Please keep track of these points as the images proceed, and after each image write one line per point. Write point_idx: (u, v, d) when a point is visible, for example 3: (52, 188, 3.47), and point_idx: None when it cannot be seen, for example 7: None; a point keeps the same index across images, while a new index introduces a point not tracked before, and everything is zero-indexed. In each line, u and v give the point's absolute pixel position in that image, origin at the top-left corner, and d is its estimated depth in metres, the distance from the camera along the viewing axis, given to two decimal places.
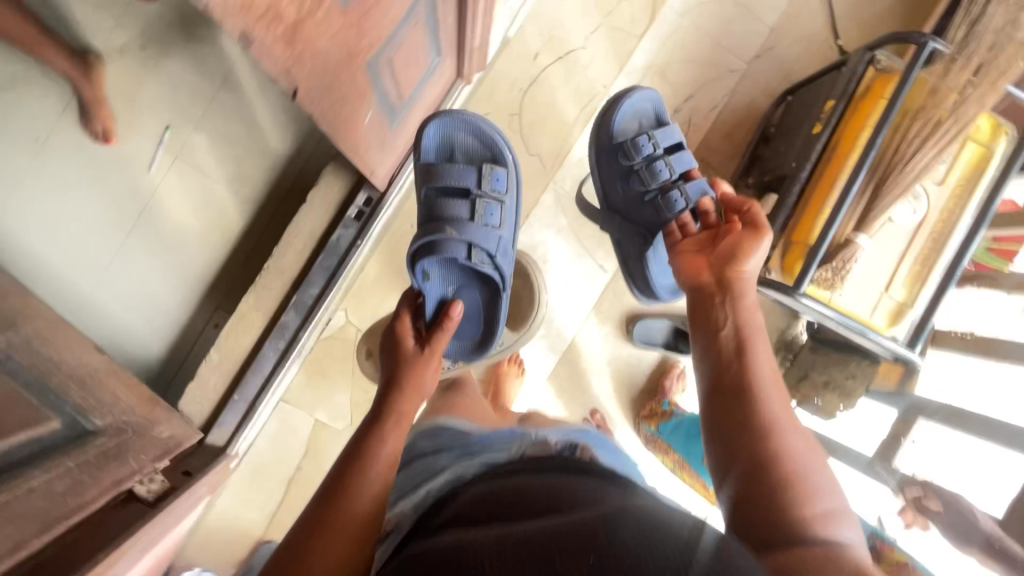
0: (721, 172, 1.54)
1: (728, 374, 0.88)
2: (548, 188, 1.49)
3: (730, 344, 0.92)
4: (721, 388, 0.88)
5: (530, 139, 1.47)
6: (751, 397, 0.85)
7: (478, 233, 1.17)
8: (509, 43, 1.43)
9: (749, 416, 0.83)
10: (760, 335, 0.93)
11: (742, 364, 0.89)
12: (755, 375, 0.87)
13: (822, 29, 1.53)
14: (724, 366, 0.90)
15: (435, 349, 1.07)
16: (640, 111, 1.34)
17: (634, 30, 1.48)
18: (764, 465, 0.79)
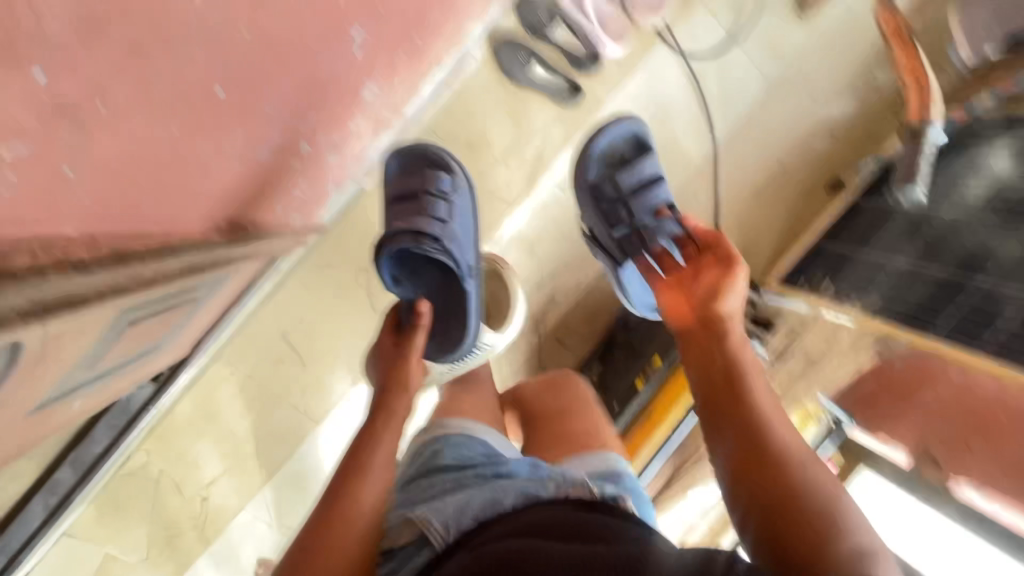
0: (575, 352, 1.49)
1: (775, 476, 0.66)
2: None
3: (756, 425, 0.70)
4: (769, 493, 0.65)
5: (377, 296, 1.37)
6: (809, 494, 0.64)
7: (428, 224, 1.04)
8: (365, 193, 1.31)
9: (818, 527, 0.62)
10: (758, 371, 0.76)
11: (776, 451, 0.67)
12: (789, 465, 0.66)
13: (705, 222, 1.48)
14: (762, 458, 0.67)
15: (414, 348, 0.97)
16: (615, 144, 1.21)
17: (509, 195, 1.37)
18: (791, 498, 0.64)
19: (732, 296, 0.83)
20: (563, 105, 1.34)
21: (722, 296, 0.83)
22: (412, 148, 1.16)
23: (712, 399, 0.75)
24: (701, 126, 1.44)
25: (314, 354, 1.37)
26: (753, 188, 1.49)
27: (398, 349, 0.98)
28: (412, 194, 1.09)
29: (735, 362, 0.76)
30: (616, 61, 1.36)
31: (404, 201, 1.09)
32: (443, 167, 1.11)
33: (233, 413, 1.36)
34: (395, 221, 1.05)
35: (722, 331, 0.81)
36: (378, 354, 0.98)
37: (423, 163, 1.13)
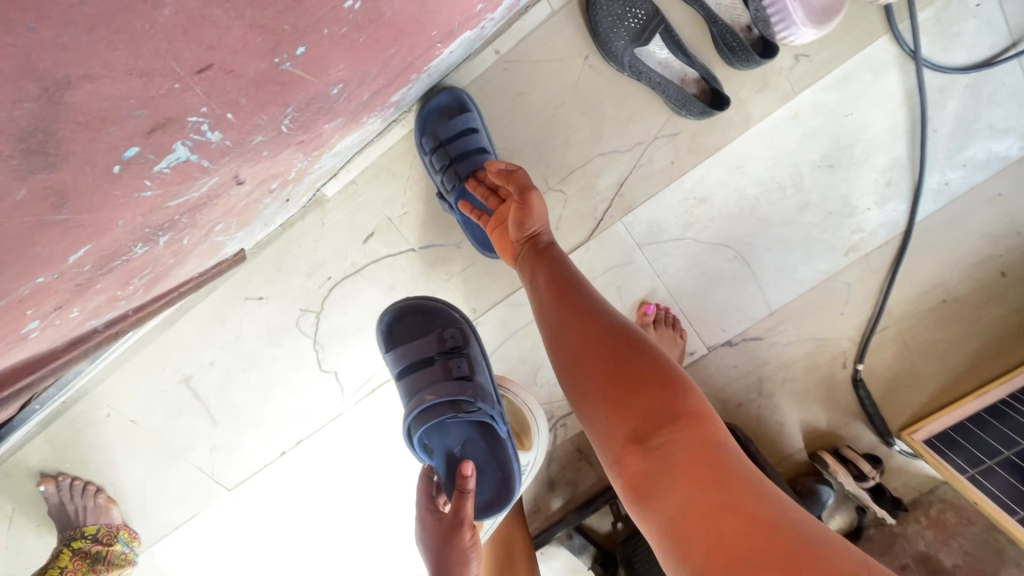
0: (598, 471, 1.03)
1: (586, 328, 0.58)
2: (341, 416, 0.96)
3: (563, 278, 0.63)
4: (580, 333, 0.57)
5: (326, 351, 0.91)
6: (617, 329, 0.57)
7: (454, 386, 0.73)
8: (325, 202, 0.83)
9: (626, 359, 0.54)
10: (570, 285, 0.62)
11: (583, 299, 0.61)
12: (596, 309, 0.60)
13: (847, 335, 0.94)
14: (571, 304, 0.60)
15: (461, 519, 0.66)
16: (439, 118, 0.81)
17: None
18: (622, 408, 0.51)
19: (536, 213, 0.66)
20: (685, 116, 0.80)
21: (525, 220, 0.66)
22: (395, 304, 0.83)
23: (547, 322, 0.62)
24: (905, 190, 0.85)
25: (228, 410, 0.95)
26: (947, 301, 0.93)
27: (445, 522, 0.68)
28: (423, 362, 0.78)
29: (553, 280, 0.63)
30: (796, 56, 0.79)
31: (419, 364, 0.78)
32: (451, 318, 0.82)
33: (110, 462, 0.98)
34: (417, 395, 0.74)
35: (534, 257, 0.67)
36: (421, 535, 0.68)
37: (427, 322, 0.82)
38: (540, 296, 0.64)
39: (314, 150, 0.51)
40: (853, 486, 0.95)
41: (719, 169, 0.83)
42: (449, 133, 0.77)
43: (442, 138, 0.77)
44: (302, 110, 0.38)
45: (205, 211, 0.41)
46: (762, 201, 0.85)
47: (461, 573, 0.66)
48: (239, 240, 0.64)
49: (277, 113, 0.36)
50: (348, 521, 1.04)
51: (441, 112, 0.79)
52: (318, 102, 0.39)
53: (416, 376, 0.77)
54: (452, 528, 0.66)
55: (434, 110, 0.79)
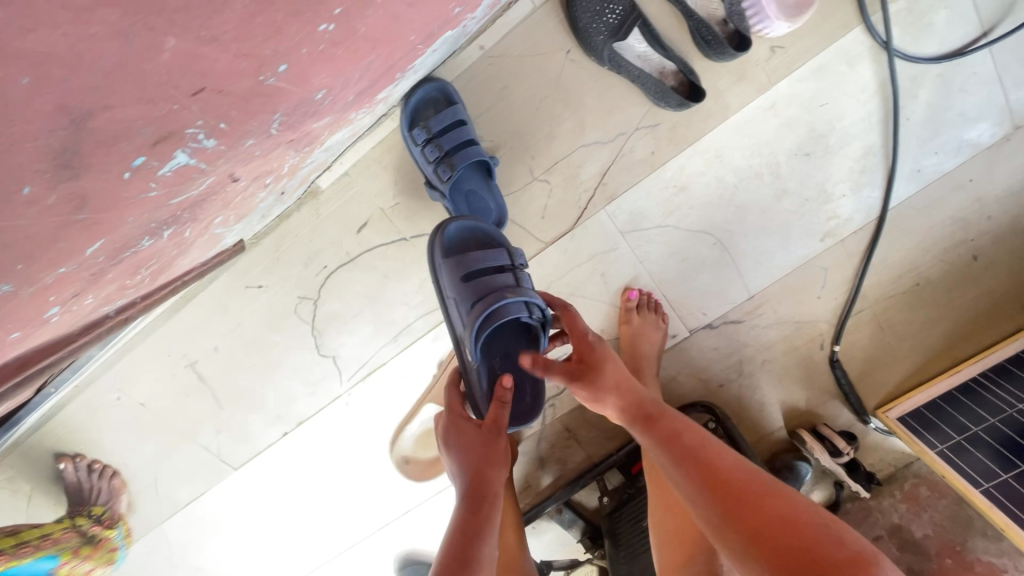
0: (586, 450, 1.08)
1: (729, 489, 0.57)
2: (339, 399, 1.01)
3: (687, 436, 0.65)
4: (724, 495, 0.57)
5: (324, 336, 0.95)
6: (765, 490, 0.56)
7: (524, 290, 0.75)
8: (319, 194, 0.87)
9: (780, 518, 0.53)
10: (701, 437, 0.65)
11: (718, 458, 0.62)
12: (723, 457, 0.62)
13: (825, 318, 0.98)
14: (707, 466, 0.61)
15: (498, 425, 0.71)
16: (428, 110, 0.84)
17: (542, 233, 0.90)
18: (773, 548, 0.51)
19: (608, 364, 0.69)
20: (663, 108, 0.82)
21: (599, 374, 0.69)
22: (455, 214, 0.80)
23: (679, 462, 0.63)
24: (879, 177, 0.88)
25: (232, 394, 1.00)
26: (920, 284, 0.96)
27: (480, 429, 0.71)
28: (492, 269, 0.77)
29: (680, 432, 0.66)
30: (772, 48, 0.81)
31: (481, 275, 0.77)
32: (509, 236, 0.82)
33: (121, 444, 1.03)
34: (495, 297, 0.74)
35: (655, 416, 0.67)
36: (456, 436, 0.71)
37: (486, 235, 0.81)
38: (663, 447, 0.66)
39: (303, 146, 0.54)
40: (828, 461, 1.00)
41: (698, 159, 0.86)
42: (439, 124, 0.80)
43: (434, 128, 0.80)
44: (288, 115, 0.41)
45: (204, 206, 0.44)
46: (741, 188, 0.88)
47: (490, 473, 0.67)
48: (237, 231, 0.68)
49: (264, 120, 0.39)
50: (349, 497, 1.10)
51: (428, 104, 0.82)
52: (303, 105, 0.41)
53: (487, 280, 0.76)
54: (490, 433, 0.70)
55: (418, 104, 0.82)
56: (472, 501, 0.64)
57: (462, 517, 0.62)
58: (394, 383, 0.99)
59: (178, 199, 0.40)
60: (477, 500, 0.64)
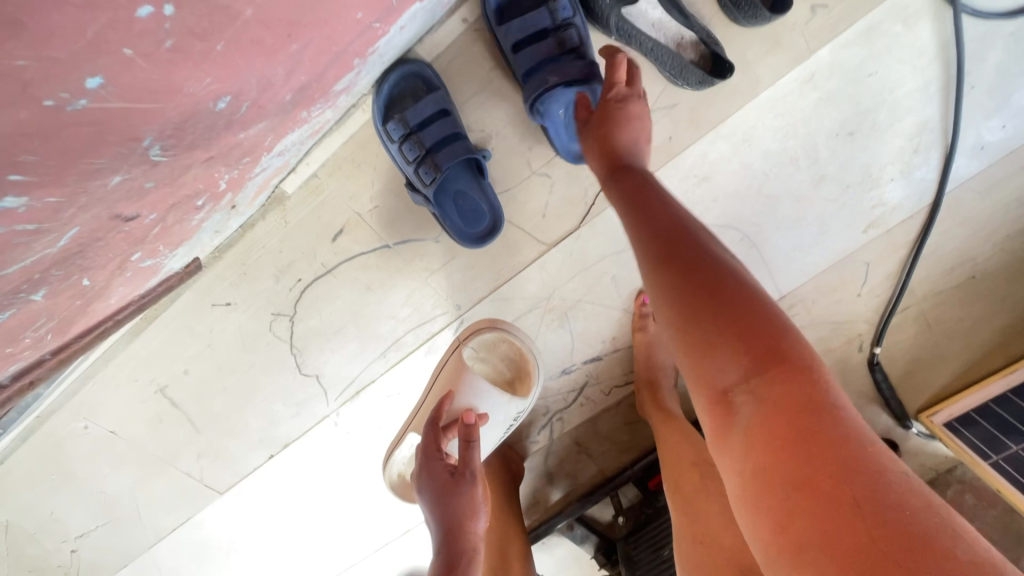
0: (599, 463, 0.99)
1: (660, 258, 0.47)
2: (327, 420, 0.92)
3: (654, 205, 0.52)
4: (662, 262, 0.48)
5: (305, 354, 0.86)
6: (698, 260, 0.46)
7: (567, 63, 0.67)
8: (286, 200, 0.76)
9: (712, 288, 0.44)
10: (661, 209, 0.51)
11: (662, 216, 0.50)
12: (688, 234, 0.49)
13: (865, 317, 0.86)
14: (647, 229, 0.50)
15: (470, 469, 0.67)
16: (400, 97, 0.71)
17: (543, 234, 0.79)
18: (719, 339, 0.41)
19: (621, 125, 0.59)
20: (682, 87, 0.70)
21: (611, 130, 0.59)
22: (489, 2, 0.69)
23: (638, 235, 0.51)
24: (935, 156, 0.76)
25: (209, 418, 0.91)
26: (976, 277, 0.84)
27: (450, 475, 0.68)
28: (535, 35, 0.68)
29: (643, 199, 0.53)
30: (813, 7, 0.68)
31: (527, 41, 0.68)
32: None
33: (96, 472, 0.96)
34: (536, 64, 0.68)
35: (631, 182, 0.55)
36: (429, 489, 0.68)
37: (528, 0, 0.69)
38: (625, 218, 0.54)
39: (237, 159, 0.44)
40: None
41: (723, 144, 0.74)
42: (417, 116, 0.69)
43: (412, 122, 0.69)
44: (172, 136, 0.34)
45: (89, 253, 0.37)
46: (772, 176, 0.76)
47: (470, 526, 0.65)
48: (182, 254, 0.58)
49: (122, 150, 0.32)
50: (345, 518, 1.02)
51: (405, 92, 0.71)
52: (200, 118, 0.35)
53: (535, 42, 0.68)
54: (461, 480, 0.67)
55: (393, 93, 0.71)
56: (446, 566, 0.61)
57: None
58: (385, 402, 0.90)
59: (24, 264, 0.31)
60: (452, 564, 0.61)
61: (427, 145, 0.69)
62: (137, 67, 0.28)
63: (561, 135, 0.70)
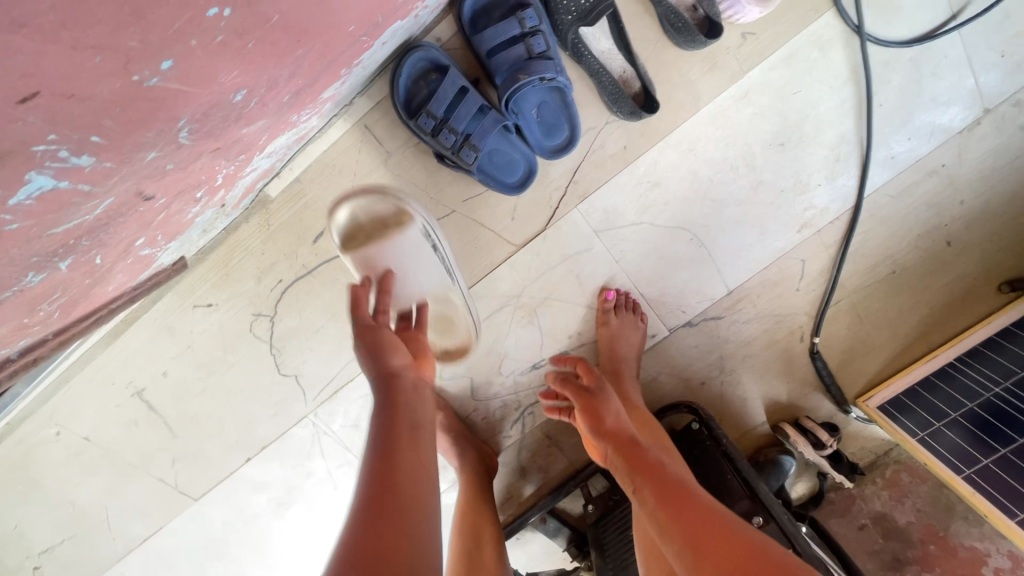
0: (569, 455, 1.04)
1: (702, 541, 0.59)
2: (305, 421, 0.94)
3: (662, 477, 0.69)
4: (680, 515, 0.63)
5: (285, 355, 0.89)
6: (720, 524, 0.61)
7: (537, 65, 0.72)
8: (270, 203, 0.81)
9: (726, 544, 0.58)
10: (665, 482, 0.68)
11: (675, 485, 0.67)
12: (696, 499, 0.65)
13: (805, 309, 0.96)
14: (666, 497, 0.66)
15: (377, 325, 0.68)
16: (413, 80, 0.75)
17: (512, 235, 0.85)
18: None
19: (607, 403, 0.78)
20: (615, 114, 0.79)
21: (596, 415, 0.77)
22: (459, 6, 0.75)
23: (665, 497, 0.66)
24: (854, 165, 0.86)
25: (187, 420, 0.93)
26: (897, 273, 0.95)
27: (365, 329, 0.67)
28: (505, 44, 0.74)
29: (659, 470, 0.70)
30: (744, 34, 0.78)
31: (498, 50, 0.74)
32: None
33: (67, 481, 0.95)
34: (507, 69, 0.74)
35: (637, 458, 0.72)
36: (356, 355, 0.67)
37: (493, 11, 0.75)
38: (642, 491, 0.69)
39: (236, 153, 0.50)
40: (812, 454, 0.99)
41: (672, 152, 0.82)
42: (442, 102, 0.74)
43: (438, 107, 0.74)
44: (198, 120, 0.39)
45: (109, 229, 0.42)
46: (716, 182, 0.85)
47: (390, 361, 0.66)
48: (174, 249, 0.62)
49: (158, 129, 0.36)
50: (321, 521, 1.03)
51: (417, 76, 0.75)
52: (221, 108, 0.40)
53: (506, 48, 0.74)
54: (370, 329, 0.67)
55: (406, 77, 0.75)
56: (370, 508, 0.54)
57: (375, 526, 0.52)
58: (363, 400, 0.93)
59: (61, 229, 0.36)
60: (378, 505, 0.54)
61: (458, 122, 0.74)
62: (196, 56, 0.33)
63: (534, 131, 0.78)
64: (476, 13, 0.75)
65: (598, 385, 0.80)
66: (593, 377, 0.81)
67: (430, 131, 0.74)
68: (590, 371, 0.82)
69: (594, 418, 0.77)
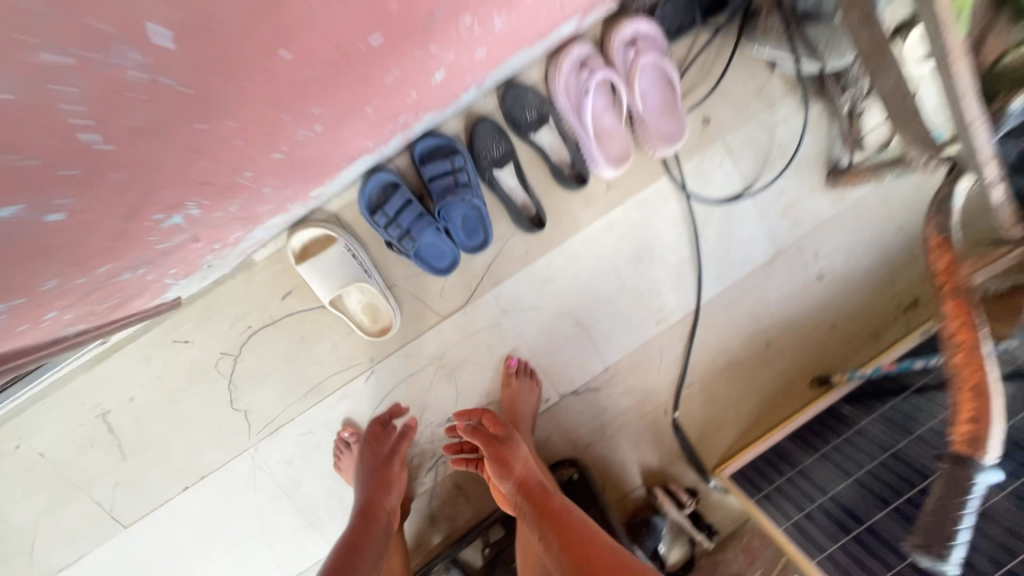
0: (474, 505, 1.20)
1: (596, 568, 0.79)
2: (245, 453, 1.10)
3: (562, 515, 0.87)
4: (578, 546, 0.82)
5: (240, 391, 1.07)
6: (607, 551, 0.81)
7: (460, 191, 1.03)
8: (253, 267, 1.04)
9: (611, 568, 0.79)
10: (564, 515, 0.87)
11: (574, 521, 0.86)
12: (591, 533, 0.85)
13: (665, 388, 1.22)
14: (567, 532, 0.84)
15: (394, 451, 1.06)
16: (374, 191, 1.05)
17: (439, 308, 1.11)
18: None
19: (514, 455, 0.93)
20: (518, 227, 1.11)
21: (504, 465, 0.92)
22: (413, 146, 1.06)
23: (564, 528, 0.85)
24: (692, 280, 1.20)
25: (139, 444, 1.06)
26: (733, 364, 1.25)
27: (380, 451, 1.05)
28: (441, 174, 1.06)
29: (559, 507, 0.88)
30: (608, 185, 1.13)
31: (436, 177, 1.05)
32: (456, 146, 1.07)
33: (10, 498, 1.04)
34: (441, 191, 1.05)
35: (540, 499, 0.89)
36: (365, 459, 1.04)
37: (436, 151, 1.07)
38: (545, 524, 0.86)
39: (245, 223, 0.75)
40: (675, 514, 1.19)
41: (560, 259, 1.14)
42: (393, 208, 1.03)
43: (390, 211, 1.03)
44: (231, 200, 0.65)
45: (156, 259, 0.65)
46: (593, 283, 1.16)
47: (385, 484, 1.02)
48: (180, 288, 0.85)
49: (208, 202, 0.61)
50: (241, 555, 1.14)
51: (378, 188, 1.05)
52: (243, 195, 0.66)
53: (442, 178, 1.05)
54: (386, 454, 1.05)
55: (370, 189, 1.05)
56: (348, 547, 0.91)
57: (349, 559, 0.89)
58: (299, 439, 1.11)
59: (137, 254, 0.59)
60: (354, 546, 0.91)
61: (403, 223, 1.03)
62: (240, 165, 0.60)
63: (459, 234, 1.07)
64: (425, 151, 1.07)
65: (503, 436, 0.94)
66: (497, 428, 0.95)
67: (382, 227, 1.03)
68: (496, 424, 0.96)
69: (498, 466, 0.92)
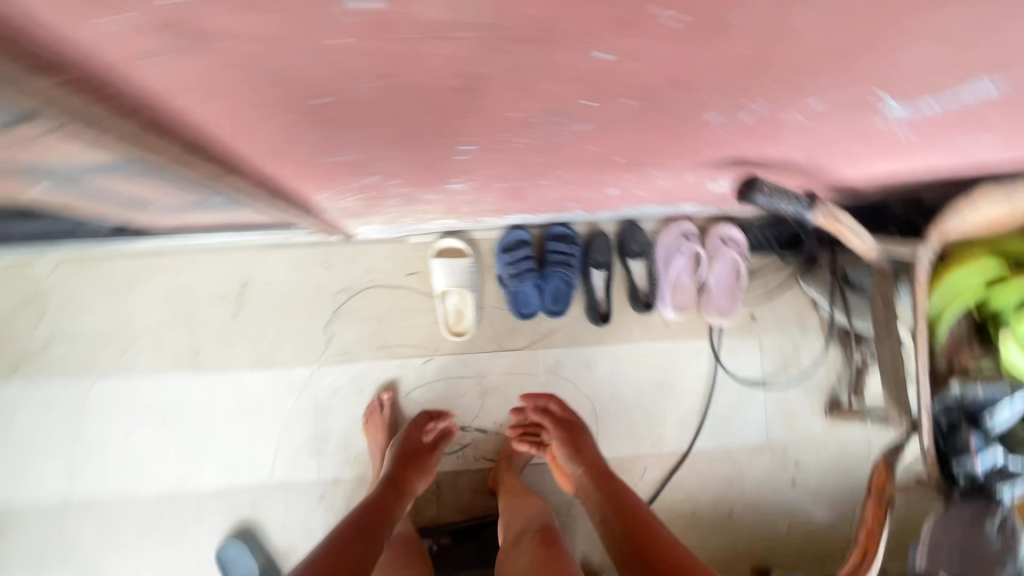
0: (439, 509, 1.37)
1: (623, 506, 0.95)
2: (311, 365, 1.37)
3: (604, 473, 1.05)
4: (610, 494, 0.99)
5: (338, 320, 1.38)
6: (631, 500, 0.96)
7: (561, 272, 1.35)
8: (402, 245, 1.40)
9: (630, 512, 0.93)
10: (605, 476, 1.04)
11: (610, 478, 1.03)
12: (624, 488, 1.01)
13: None
14: (604, 485, 1.02)
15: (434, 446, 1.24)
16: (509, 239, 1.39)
17: (503, 341, 1.41)
18: (636, 525, 0.90)
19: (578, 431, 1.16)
20: (587, 316, 1.43)
21: (565, 437, 1.15)
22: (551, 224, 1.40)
23: (605, 482, 1.02)
24: (693, 426, 1.44)
25: (250, 317, 1.36)
26: (695, 515, 1.43)
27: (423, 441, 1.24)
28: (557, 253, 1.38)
29: (601, 470, 1.06)
30: (666, 322, 1.45)
31: (552, 253, 1.38)
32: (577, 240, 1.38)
33: (146, 304, 1.35)
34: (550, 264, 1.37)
35: (587, 461, 1.09)
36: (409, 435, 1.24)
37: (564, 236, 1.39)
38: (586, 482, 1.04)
39: (439, 216, 1.11)
40: None
41: (605, 356, 1.43)
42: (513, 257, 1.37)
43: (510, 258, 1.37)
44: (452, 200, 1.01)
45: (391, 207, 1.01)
46: (619, 387, 1.43)
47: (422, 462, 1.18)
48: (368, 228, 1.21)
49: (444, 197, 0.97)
50: (255, 441, 1.35)
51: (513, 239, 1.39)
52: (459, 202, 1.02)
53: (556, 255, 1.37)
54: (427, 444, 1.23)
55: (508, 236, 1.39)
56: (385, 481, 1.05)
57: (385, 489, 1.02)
58: (353, 376, 1.38)
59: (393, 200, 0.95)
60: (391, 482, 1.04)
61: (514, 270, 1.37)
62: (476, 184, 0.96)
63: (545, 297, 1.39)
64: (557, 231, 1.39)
65: (570, 417, 1.20)
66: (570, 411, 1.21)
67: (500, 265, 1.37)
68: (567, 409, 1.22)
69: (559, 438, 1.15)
